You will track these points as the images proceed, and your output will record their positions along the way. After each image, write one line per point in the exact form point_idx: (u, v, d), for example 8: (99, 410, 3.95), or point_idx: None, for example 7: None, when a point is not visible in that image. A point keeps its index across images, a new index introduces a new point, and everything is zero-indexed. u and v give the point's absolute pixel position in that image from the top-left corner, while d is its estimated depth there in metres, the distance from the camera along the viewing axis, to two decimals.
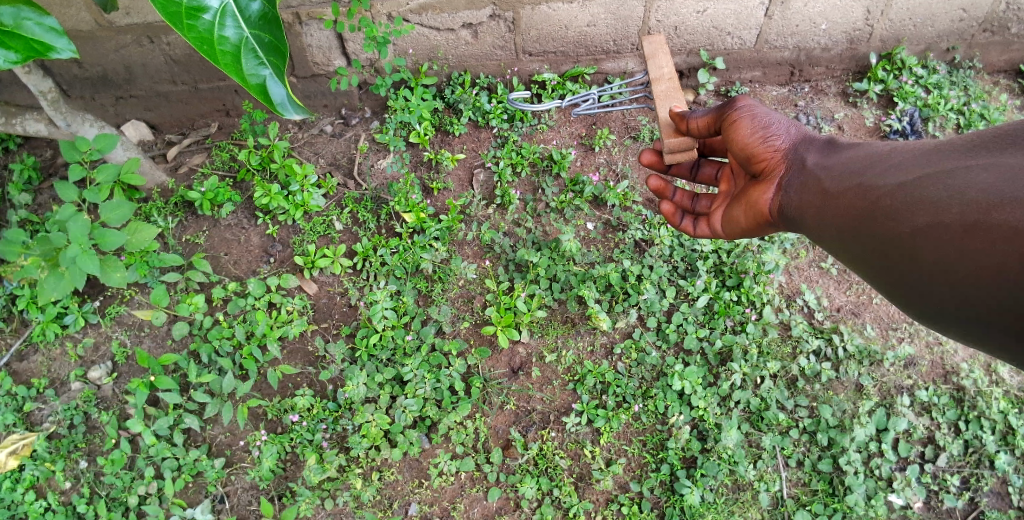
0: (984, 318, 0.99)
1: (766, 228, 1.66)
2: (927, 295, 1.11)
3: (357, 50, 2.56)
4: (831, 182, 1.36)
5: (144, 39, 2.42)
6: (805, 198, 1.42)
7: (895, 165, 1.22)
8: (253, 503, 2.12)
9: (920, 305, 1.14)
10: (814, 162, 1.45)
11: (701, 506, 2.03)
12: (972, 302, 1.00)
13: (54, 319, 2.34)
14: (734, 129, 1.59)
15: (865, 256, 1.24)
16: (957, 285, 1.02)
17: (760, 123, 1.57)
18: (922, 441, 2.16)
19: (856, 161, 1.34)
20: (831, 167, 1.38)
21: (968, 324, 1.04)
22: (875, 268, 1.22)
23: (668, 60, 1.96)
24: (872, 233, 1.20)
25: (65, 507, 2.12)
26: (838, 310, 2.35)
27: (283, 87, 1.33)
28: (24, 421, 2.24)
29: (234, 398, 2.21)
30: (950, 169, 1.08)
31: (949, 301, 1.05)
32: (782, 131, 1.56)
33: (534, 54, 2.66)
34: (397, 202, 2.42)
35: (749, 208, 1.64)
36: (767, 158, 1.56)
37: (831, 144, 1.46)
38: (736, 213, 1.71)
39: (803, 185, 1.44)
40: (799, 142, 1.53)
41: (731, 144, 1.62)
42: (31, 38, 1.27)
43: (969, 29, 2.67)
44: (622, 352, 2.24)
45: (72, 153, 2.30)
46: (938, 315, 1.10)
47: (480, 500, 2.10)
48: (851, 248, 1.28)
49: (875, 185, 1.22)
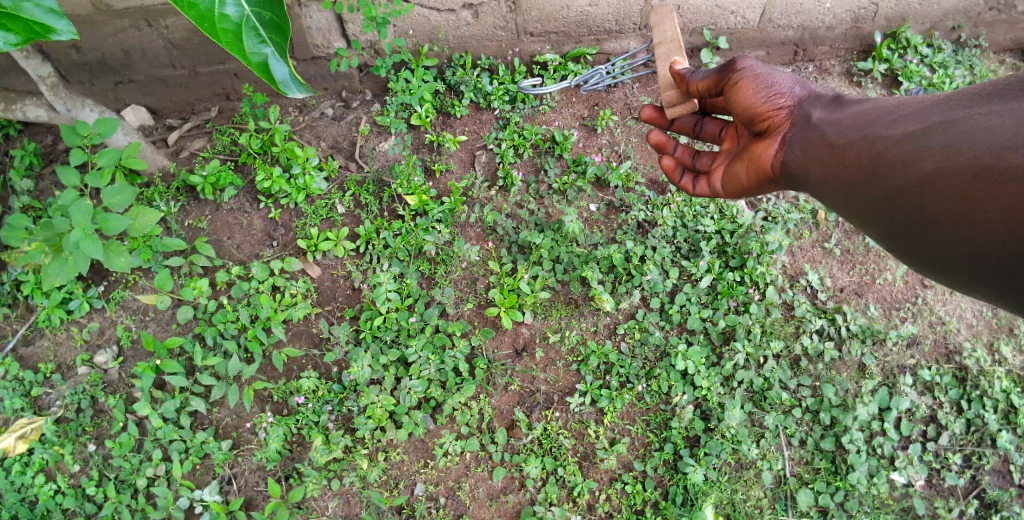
0: (989, 264, 1.03)
1: (767, 186, 1.64)
2: (935, 245, 1.13)
3: (357, 32, 2.54)
4: (836, 135, 1.35)
5: (142, 23, 2.40)
6: (810, 152, 1.40)
7: (901, 117, 1.22)
8: (261, 484, 2.14)
9: (926, 253, 1.18)
10: (820, 118, 1.42)
11: (705, 485, 2.05)
12: (978, 248, 1.04)
13: (59, 305, 2.35)
14: (736, 90, 1.57)
15: (869, 207, 1.26)
16: (969, 234, 1.04)
17: (762, 83, 1.54)
18: (924, 420, 2.17)
19: (860, 115, 1.33)
20: (836, 121, 1.37)
21: (973, 272, 1.08)
22: (881, 219, 1.25)
23: (673, 24, 1.93)
24: (881, 186, 1.21)
25: (74, 490, 2.15)
26: (841, 290, 2.34)
27: (286, 65, 1.32)
28: (32, 405, 2.26)
29: (241, 381, 2.23)
30: (960, 117, 1.09)
31: (959, 250, 1.08)
32: (786, 90, 1.52)
33: (535, 34, 2.63)
34: (399, 185, 2.42)
35: (751, 165, 1.61)
36: (772, 116, 1.52)
37: (838, 100, 1.43)
38: (737, 170, 1.68)
39: (806, 142, 1.42)
40: (805, 99, 1.50)
41: (735, 106, 1.58)
42: (31, 20, 1.25)
43: (976, 7, 2.63)
44: (625, 332, 2.25)
45: (72, 138, 2.28)
46: (944, 262, 1.14)
47: (486, 480, 2.12)
48: (856, 200, 1.29)
49: (885, 138, 1.22)
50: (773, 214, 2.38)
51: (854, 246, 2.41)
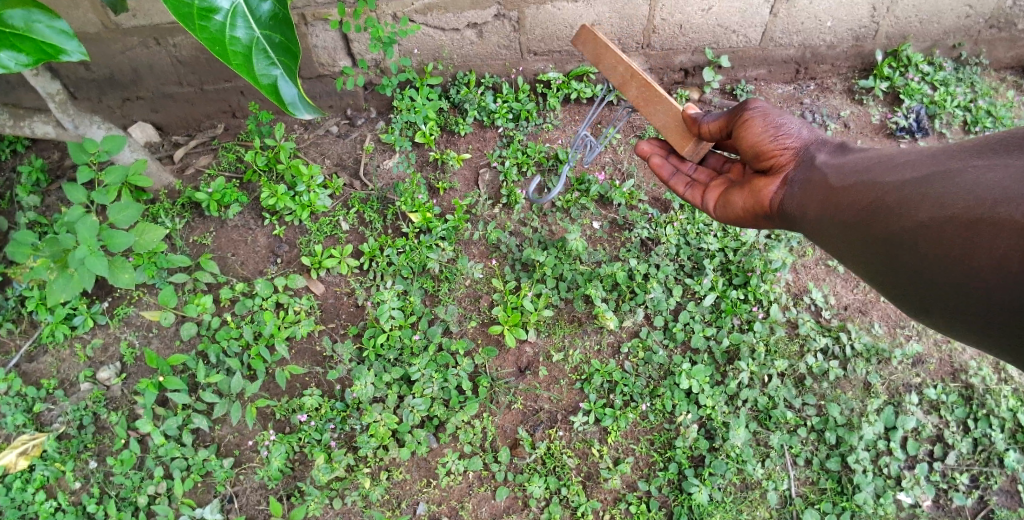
0: (988, 307, 1.00)
1: (762, 220, 1.65)
2: (928, 290, 1.12)
3: (363, 51, 2.57)
4: (837, 178, 1.36)
5: (151, 41, 2.43)
6: (809, 193, 1.42)
7: (899, 165, 1.23)
8: (262, 503, 2.12)
9: (920, 298, 1.16)
10: (823, 161, 1.44)
11: (710, 505, 2.02)
12: (974, 292, 1.01)
13: (63, 320, 2.35)
14: (744, 129, 1.55)
15: (866, 249, 1.25)
16: (960, 279, 1.03)
17: (772, 122, 1.54)
18: (931, 440, 2.15)
19: (862, 161, 1.35)
20: (839, 165, 1.39)
21: (974, 316, 1.05)
22: (877, 261, 1.23)
23: (616, 55, 1.66)
24: (875, 229, 1.21)
25: (75, 507, 2.13)
26: (845, 308, 2.34)
27: (294, 86, 1.33)
28: (34, 421, 2.25)
29: (243, 398, 2.22)
30: (958, 168, 1.10)
31: (951, 295, 1.07)
32: (795, 132, 1.53)
33: (538, 53, 2.66)
34: (403, 202, 2.44)
35: (750, 196, 1.62)
36: (777, 155, 1.54)
37: (843, 147, 1.45)
38: (734, 199, 1.69)
39: (807, 183, 1.44)
40: (812, 143, 1.52)
41: (737, 141, 1.58)
42: (42, 40, 1.26)
43: (975, 26, 2.66)
44: (628, 350, 2.24)
45: (80, 155, 2.28)
46: (938, 306, 1.12)
47: (489, 500, 2.09)
48: (853, 242, 1.28)
49: (881, 183, 1.23)
50: (777, 232, 2.38)
51: None
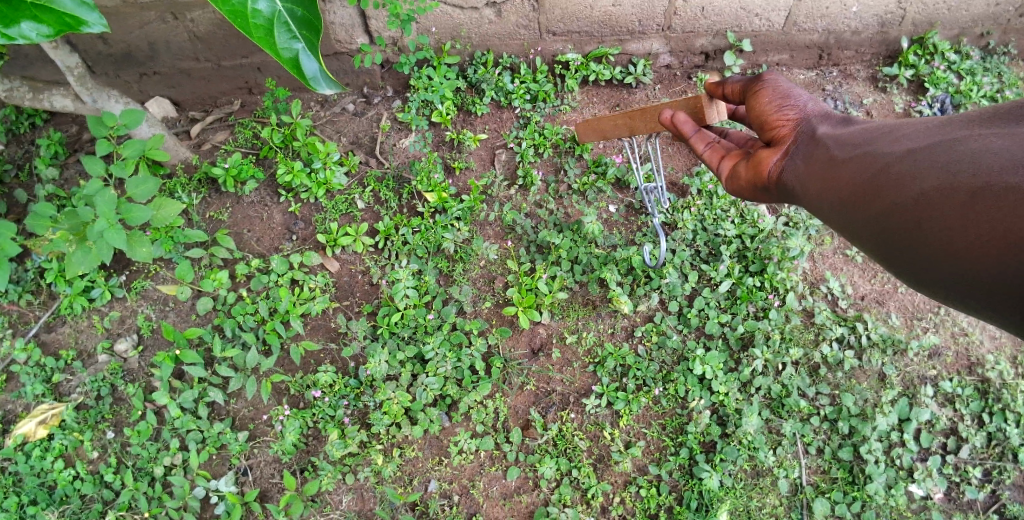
0: (985, 285, 0.94)
1: (765, 196, 1.49)
2: (929, 269, 1.04)
3: (380, 28, 2.54)
4: (838, 150, 1.25)
5: (168, 15, 2.41)
6: (809, 167, 1.30)
7: (905, 136, 1.15)
8: (276, 476, 2.15)
9: (920, 278, 1.08)
10: (824, 133, 1.32)
11: (720, 490, 2.03)
12: (973, 271, 0.95)
13: (81, 293, 2.38)
14: (754, 99, 1.46)
15: (860, 225, 1.17)
16: (962, 257, 0.96)
17: (781, 94, 1.43)
18: (945, 432, 2.13)
19: (866, 132, 1.25)
20: (840, 136, 1.28)
21: (969, 295, 0.98)
22: (872, 238, 1.15)
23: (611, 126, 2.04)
24: (875, 203, 1.12)
25: (92, 476, 2.17)
26: (862, 298, 2.31)
27: (316, 62, 1.31)
28: (53, 391, 2.29)
29: (259, 373, 2.25)
30: (963, 138, 1.04)
31: (951, 274, 0.99)
32: (801, 103, 1.40)
33: (557, 34, 2.62)
34: (419, 182, 2.43)
35: (752, 169, 1.47)
36: (779, 126, 1.41)
37: (847, 120, 1.33)
38: (738, 171, 1.52)
39: (809, 156, 1.31)
40: (815, 115, 1.38)
41: (747, 110, 1.49)
42: (63, 12, 1.21)
43: (1005, 14, 2.59)
44: (642, 334, 2.23)
45: (98, 129, 2.30)
46: (938, 285, 1.04)
47: (499, 479, 2.11)
48: (847, 218, 1.20)
49: (885, 153, 1.14)
50: (794, 219, 2.35)
51: None
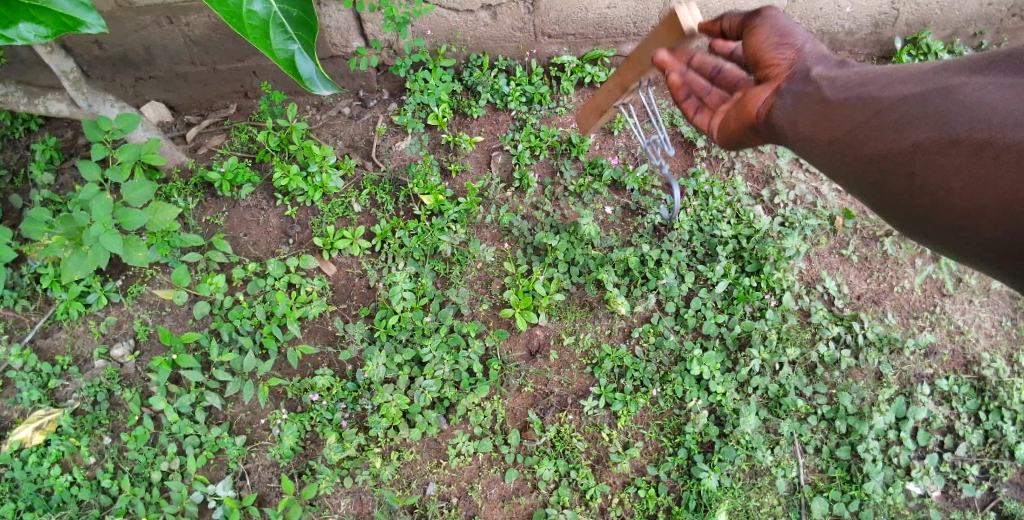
0: (975, 232, 1.07)
1: (753, 137, 1.51)
2: (921, 212, 1.16)
3: (376, 32, 2.55)
4: (831, 91, 1.28)
5: (164, 19, 2.41)
6: (802, 108, 1.32)
7: (897, 80, 1.21)
8: (274, 480, 2.15)
9: (909, 219, 1.21)
10: (819, 74, 1.32)
11: (718, 490, 2.03)
12: (967, 218, 1.07)
13: (77, 298, 2.37)
14: (752, 35, 1.42)
15: (855, 170, 1.25)
16: (957, 205, 1.08)
17: (779, 30, 1.39)
18: (941, 431, 2.14)
19: (858, 74, 1.30)
20: (833, 78, 1.31)
21: (957, 239, 1.12)
22: (866, 184, 1.25)
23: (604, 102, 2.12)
24: (872, 148, 1.21)
25: (89, 482, 2.16)
26: (858, 297, 2.31)
27: (313, 63, 1.32)
28: (49, 397, 2.28)
29: (256, 377, 2.25)
30: (959, 86, 1.11)
31: (944, 220, 1.12)
32: (798, 42, 1.38)
33: (552, 36, 2.63)
34: (416, 184, 2.44)
35: (741, 112, 1.48)
36: (773, 66, 1.40)
37: (841, 63, 1.34)
38: (728, 115, 1.54)
39: (800, 97, 1.32)
40: (811, 55, 1.37)
41: (743, 46, 1.45)
42: (61, 13, 1.21)
43: (998, 14, 2.60)
44: (640, 335, 2.24)
45: (94, 133, 2.29)
46: (926, 226, 1.17)
47: (498, 481, 2.11)
48: (840, 163, 1.28)
49: (879, 98, 1.21)
50: (790, 220, 2.37)
51: (872, 252, 2.38)
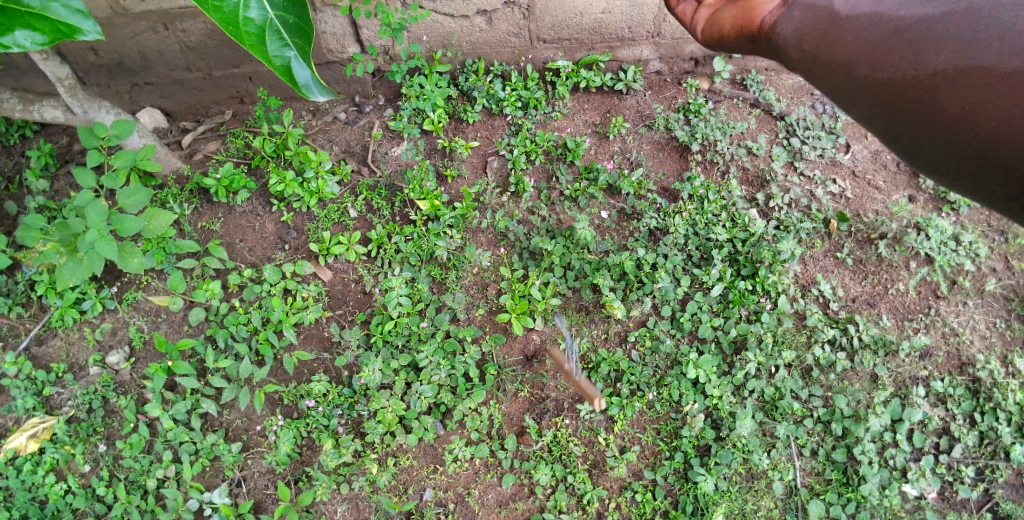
0: (974, 161, 1.04)
1: (743, 44, 1.66)
2: (922, 141, 1.14)
3: (372, 37, 2.56)
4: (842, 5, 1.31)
5: (159, 25, 2.41)
6: (807, 18, 1.40)
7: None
8: (270, 487, 2.14)
9: (910, 147, 1.18)
10: None
11: (715, 494, 2.03)
12: (963, 146, 1.04)
13: (72, 305, 2.37)
14: None
15: (871, 101, 1.22)
16: (955, 132, 1.05)
17: None
18: (937, 432, 2.15)
19: None
20: None
21: (957, 171, 1.09)
22: (882, 114, 1.21)
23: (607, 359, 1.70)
24: (877, 70, 1.19)
25: (85, 490, 2.15)
26: (853, 300, 2.32)
27: (309, 69, 1.32)
28: (44, 405, 2.27)
29: (252, 383, 2.24)
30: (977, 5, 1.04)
31: (943, 150, 1.10)
32: None
33: (548, 42, 2.65)
34: (411, 190, 2.43)
35: (740, 15, 1.61)
36: None
37: None
38: (724, 19, 1.67)
39: (807, 6, 1.41)
40: None
41: None
42: (57, 20, 1.21)
43: None
44: (636, 339, 2.25)
45: (89, 140, 2.26)
46: (928, 157, 1.15)
47: (495, 486, 2.11)
48: (853, 91, 1.27)
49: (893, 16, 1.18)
50: (785, 223, 2.38)
51: (867, 255, 2.39)
